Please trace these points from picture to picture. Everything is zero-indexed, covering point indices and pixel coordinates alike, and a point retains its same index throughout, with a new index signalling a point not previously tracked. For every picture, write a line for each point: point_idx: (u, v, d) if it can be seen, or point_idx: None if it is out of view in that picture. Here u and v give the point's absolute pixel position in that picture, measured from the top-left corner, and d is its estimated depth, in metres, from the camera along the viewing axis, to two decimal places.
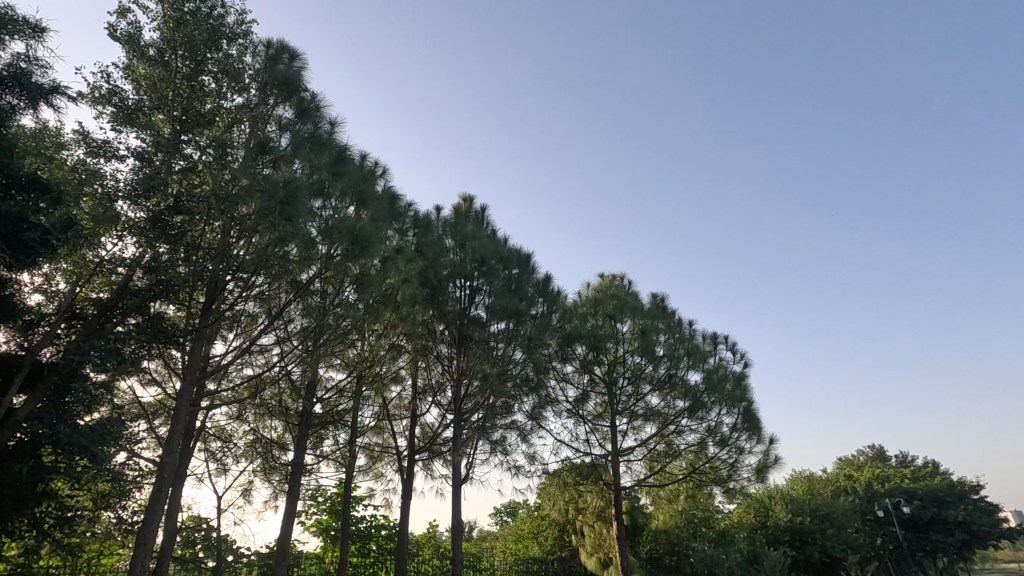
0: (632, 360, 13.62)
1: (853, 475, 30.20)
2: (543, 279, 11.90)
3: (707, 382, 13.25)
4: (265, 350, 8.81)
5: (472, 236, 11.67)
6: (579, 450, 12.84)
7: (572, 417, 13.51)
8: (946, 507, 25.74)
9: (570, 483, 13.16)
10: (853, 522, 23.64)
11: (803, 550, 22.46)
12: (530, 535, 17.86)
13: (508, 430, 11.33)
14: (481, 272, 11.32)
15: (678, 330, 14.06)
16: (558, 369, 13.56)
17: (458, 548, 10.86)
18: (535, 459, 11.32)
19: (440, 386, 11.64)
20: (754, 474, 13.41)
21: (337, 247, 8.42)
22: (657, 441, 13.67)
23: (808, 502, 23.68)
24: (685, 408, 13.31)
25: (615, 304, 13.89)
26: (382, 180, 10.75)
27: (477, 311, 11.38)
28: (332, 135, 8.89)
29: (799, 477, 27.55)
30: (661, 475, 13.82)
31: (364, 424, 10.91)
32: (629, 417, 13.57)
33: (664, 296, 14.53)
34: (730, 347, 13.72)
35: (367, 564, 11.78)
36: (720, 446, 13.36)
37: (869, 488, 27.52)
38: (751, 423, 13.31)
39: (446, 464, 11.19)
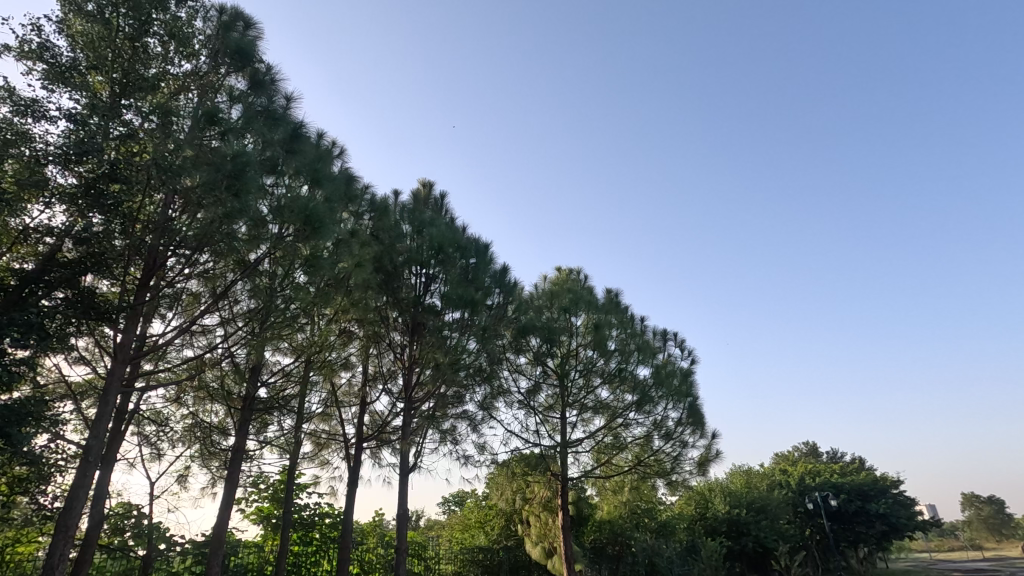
0: (585, 353, 13.81)
1: (787, 469, 31.76)
2: (500, 270, 11.89)
3: (656, 377, 13.57)
4: (207, 331, 8.44)
5: (430, 223, 11.48)
6: (528, 441, 12.95)
7: (523, 408, 13.60)
8: (869, 501, 27.37)
9: (518, 473, 13.25)
10: (785, 514, 24.85)
11: (738, 541, 23.45)
12: (478, 524, 17.83)
13: (458, 419, 11.32)
14: (437, 260, 11.18)
15: (630, 325, 14.34)
16: (511, 360, 13.59)
17: (404, 537, 10.76)
18: (484, 449, 11.32)
19: (392, 373, 11.52)
20: (695, 467, 13.86)
21: (288, 227, 8.18)
22: (605, 433, 13.91)
23: (745, 495, 24.78)
24: (633, 401, 13.62)
25: (570, 297, 14.01)
26: (339, 160, 10.41)
27: (432, 300, 11.23)
28: (287, 111, 8.67)
29: (737, 471, 28.79)
30: (608, 467, 14.13)
31: (311, 410, 10.61)
32: (579, 409, 13.77)
33: (619, 292, 14.77)
34: (678, 343, 14.11)
35: (309, 553, 11.56)
36: (664, 440, 13.74)
37: (802, 482, 29.01)
38: (695, 417, 13.74)
39: (394, 452, 11.05)
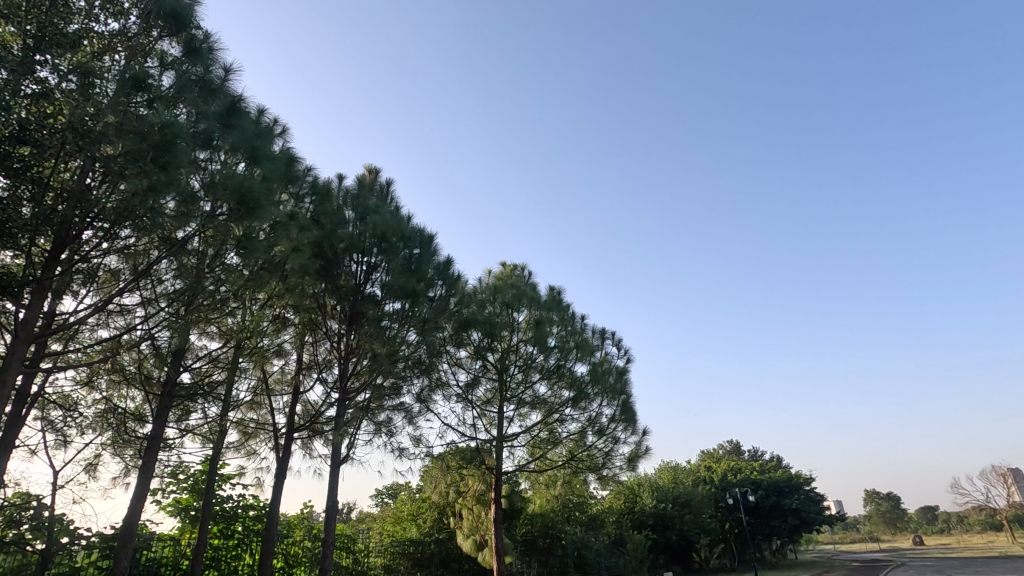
0: (525, 349, 13.93)
1: (712, 466, 33.30)
2: (444, 262, 11.80)
3: (592, 374, 13.89)
4: (126, 311, 7.94)
5: (374, 210, 11.23)
6: (464, 434, 12.95)
7: (461, 402, 13.58)
8: (784, 497, 29.13)
9: (453, 467, 13.20)
10: (708, 509, 26.08)
11: (663, 534, 24.50)
12: (410, 516, 17.64)
13: (394, 411, 11.15)
14: (380, 249, 10.96)
15: (570, 323, 14.59)
16: (451, 353, 13.52)
17: (331, 530, 10.53)
18: (420, 442, 11.22)
19: (328, 362, 11.25)
20: (626, 463, 14.32)
21: (222, 206, 7.82)
22: (541, 428, 14.10)
23: (672, 490, 25.83)
24: (570, 397, 13.88)
25: (513, 293, 14.11)
26: (280, 139, 9.90)
27: (372, 289, 10.99)
28: (225, 83, 8.22)
29: (665, 467, 29.98)
30: (542, 461, 14.37)
31: (240, 398, 10.05)
32: (516, 404, 13.92)
33: (561, 290, 15.00)
34: (615, 342, 14.52)
35: (229, 546, 11.09)
36: (597, 436, 14.08)
37: (724, 478, 30.54)
38: (628, 414, 14.19)
39: (326, 443, 10.77)
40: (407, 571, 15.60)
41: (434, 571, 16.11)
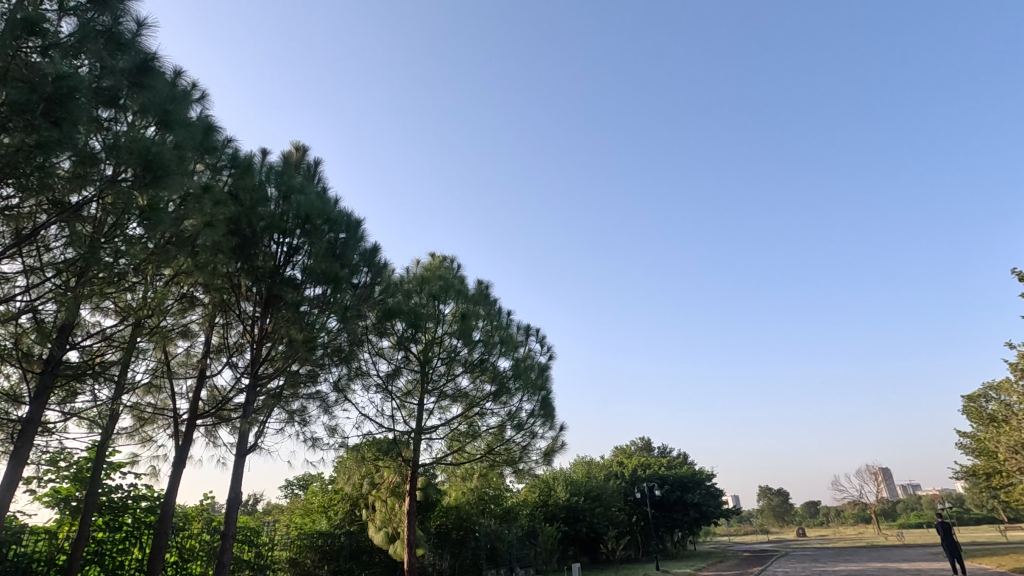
0: (449, 342, 13.86)
1: (624, 461, 34.79)
2: (371, 248, 11.50)
3: (515, 369, 14.04)
4: (4, 279, 7.13)
5: (299, 189, 10.76)
6: (381, 425, 12.70)
7: (380, 392, 13.29)
8: (688, 491, 30.94)
9: (368, 458, 12.91)
10: (617, 502, 27.21)
11: (574, 526, 25.35)
12: (320, 508, 17.16)
13: (309, 400, 10.76)
14: (303, 231, 10.50)
15: (496, 317, 14.68)
16: (373, 342, 13.20)
17: (232, 522, 9.99)
18: (335, 432, 10.86)
19: (239, 346, 10.68)
20: (542, 457, 14.62)
21: (125, 170, 7.15)
22: (461, 421, 14.08)
23: (584, 484, 26.72)
24: (491, 391, 13.95)
25: (441, 285, 13.99)
26: (198, 105, 9.18)
27: (292, 272, 10.49)
28: (136, 39, 7.59)
29: (580, 461, 31.00)
30: (460, 454, 14.42)
31: (136, 381, 9.25)
32: (437, 396, 13.83)
33: (489, 284, 15.05)
34: (539, 339, 14.78)
35: (115, 540, 10.28)
36: (516, 430, 14.28)
37: (634, 473, 32.00)
38: (546, 410, 14.50)
39: (232, 431, 10.24)
40: (314, 565, 15.12)
41: (343, 564, 15.73)
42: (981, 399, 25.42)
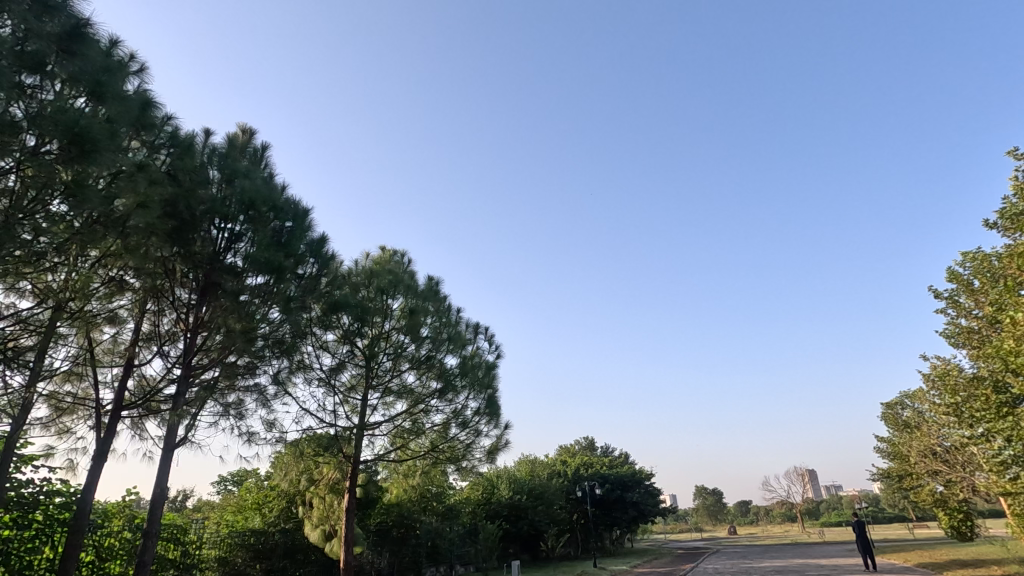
0: (396, 337, 13.69)
1: (567, 460, 35.29)
2: (318, 239, 11.19)
3: (462, 367, 14.01)
4: None
5: (244, 174, 10.35)
6: (322, 420, 12.37)
7: (323, 387, 12.95)
8: (627, 490, 31.76)
9: (307, 454, 12.54)
10: (559, 500, 27.59)
11: (515, 524, 25.54)
12: (254, 505, 16.49)
13: (246, 393, 10.37)
14: (246, 217, 10.09)
15: (445, 314, 14.63)
16: (316, 335, 12.83)
17: (156, 520, 9.49)
18: (272, 426, 10.50)
19: (173, 335, 10.16)
20: (485, 455, 14.65)
21: (50, 143, 6.67)
22: (405, 418, 13.91)
23: (527, 482, 26.99)
24: (437, 389, 13.86)
25: (390, 279, 13.77)
26: (135, 78, 8.67)
27: (233, 260, 10.06)
28: (67, 3, 7.08)
29: (524, 460, 31.23)
30: (403, 451, 14.33)
31: (54, 368, 8.64)
32: (382, 392, 13.63)
33: (439, 281, 14.93)
34: (488, 337, 14.80)
35: (24, 538, 9.59)
36: (460, 428, 14.25)
37: (576, 472, 32.55)
38: (492, 408, 14.53)
39: (161, 424, 9.72)
40: (245, 564, 14.56)
41: (276, 563, 15.27)
42: (897, 406, 27.29)
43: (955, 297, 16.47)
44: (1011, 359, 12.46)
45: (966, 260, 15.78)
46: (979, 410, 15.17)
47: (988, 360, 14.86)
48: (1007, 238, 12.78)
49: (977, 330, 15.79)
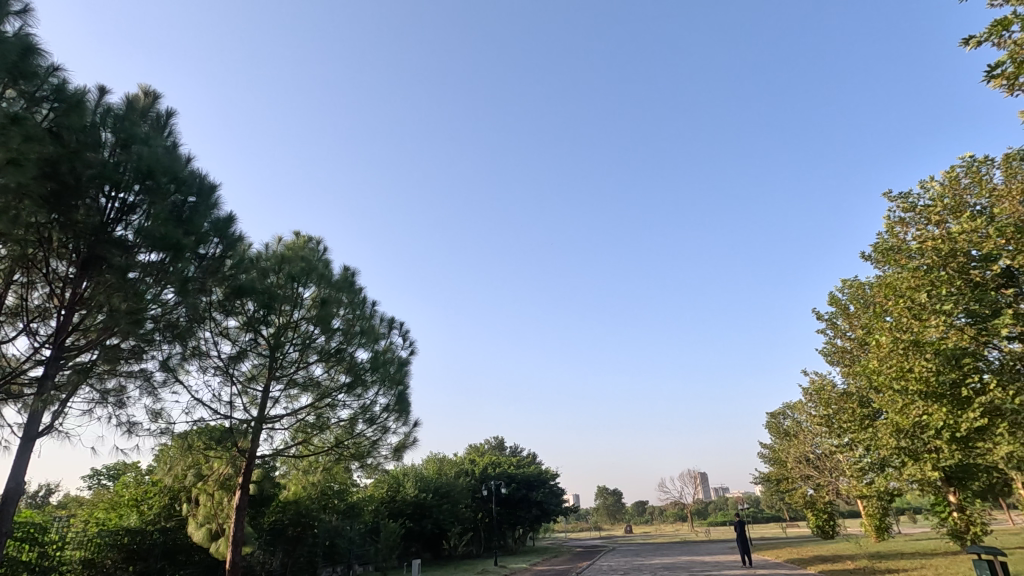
0: (305, 327, 13.11)
1: (476, 459, 35.38)
2: (224, 218, 10.45)
3: (373, 361, 13.64)
4: None
5: (143, 140, 9.42)
6: (217, 412, 11.55)
7: (219, 376, 12.10)
8: (533, 490, 32.39)
9: (197, 448, 11.63)
10: (465, 499, 27.62)
11: (419, 522, 25.29)
12: (131, 502, 15.01)
13: (129, 378, 9.50)
14: (143, 187, 9.19)
15: (359, 307, 14.21)
16: (216, 321, 11.98)
17: (8, 518, 8.40)
18: (157, 416, 9.67)
19: (44, 311, 9.09)
20: (391, 452, 14.34)
21: None
22: (309, 412, 13.32)
23: (434, 480, 26.79)
24: (345, 383, 13.39)
25: (302, 267, 13.14)
26: (17, 21, 7.66)
27: (123, 233, 9.16)
28: None
29: (432, 458, 30.95)
30: (305, 446, 13.75)
31: None
32: (285, 384, 12.97)
33: (355, 272, 14.46)
34: (402, 333, 14.52)
35: None
36: (367, 424, 13.85)
37: (484, 471, 32.67)
38: (402, 405, 14.25)
39: (22, 410, 8.62)
40: (115, 566, 13.34)
41: (153, 564, 14.14)
42: (779, 416, 29.83)
43: (833, 319, 18.29)
44: (874, 377, 14.07)
45: (844, 287, 17.60)
46: (846, 421, 16.95)
47: (856, 377, 16.67)
48: (878, 269, 14.40)
49: (850, 350, 17.64)
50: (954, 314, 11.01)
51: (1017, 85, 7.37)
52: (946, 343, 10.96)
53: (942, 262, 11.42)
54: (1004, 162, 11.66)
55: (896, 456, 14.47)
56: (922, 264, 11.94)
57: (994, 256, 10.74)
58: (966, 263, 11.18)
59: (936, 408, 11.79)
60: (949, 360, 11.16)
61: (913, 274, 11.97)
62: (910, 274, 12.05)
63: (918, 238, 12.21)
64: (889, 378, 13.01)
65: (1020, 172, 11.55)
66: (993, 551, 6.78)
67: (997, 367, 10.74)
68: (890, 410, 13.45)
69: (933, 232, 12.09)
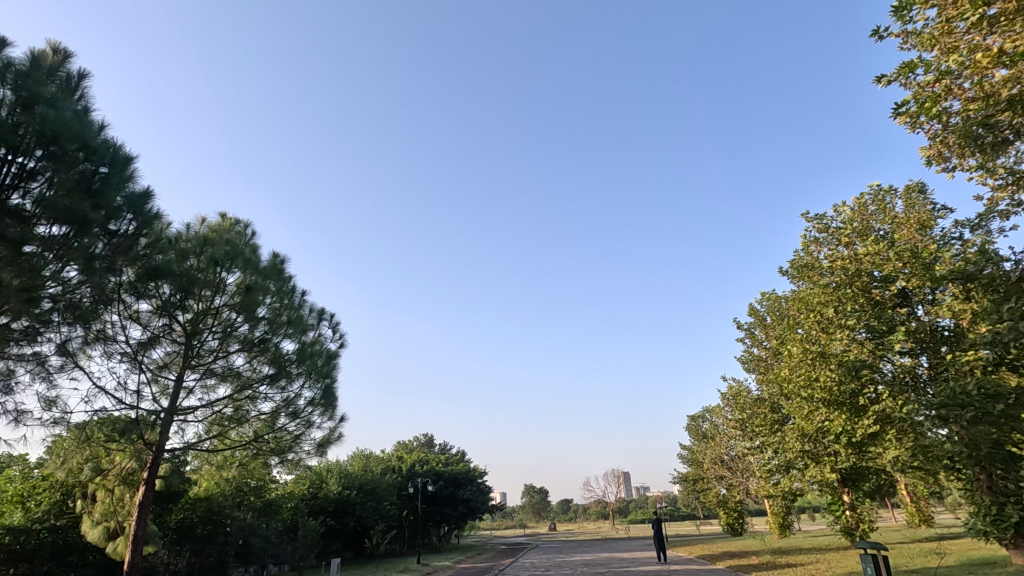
0: (227, 314, 12.41)
1: (404, 456, 34.80)
2: (140, 193, 9.70)
3: (299, 353, 13.09)
4: None
5: (49, 101, 8.55)
6: (121, 401, 10.70)
7: (127, 363, 11.22)
8: (460, 487, 32.25)
9: (96, 440, 10.73)
10: (390, 496, 27.10)
11: (341, 520, 24.64)
12: (15, 498, 13.15)
13: (20, 362, 8.66)
14: (47, 153, 8.38)
15: (287, 295, 13.62)
16: (125, 304, 11.10)
17: None
18: (52, 405, 8.84)
19: None
20: (314, 448, 13.84)
21: None
22: (226, 404, 12.62)
23: (359, 477, 26.12)
24: (268, 374, 12.78)
25: (227, 250, 12.39)
26: None
27: (20, 202, 8.30)
28: None
29: (358, 455, 30.15)
30: (220, 440, 13.04)
31: None
32: (201, 373, 12.23)
33: (285, 259, 13.84)
34: (332, 325, 14.04)
35: None
36: (290, 418, 13.28)
37: (411, 468, 32.14)
38: (328, 399, 13.77)
39: None
40: None
41: (38, 566, 13.07)
42: (699, 419, 31.30)
43: (752, 329, 19.39)
44: (785, 385, 15.04)
45: (763, 299, 18.73)
46: (758, 425, 18.04)
47: (769, 384, 17.76)
48: (794, 284, 15.40)
49: (764, 359, 18.79)
50: (856, 328, 11.96)
51: (919, 123, 8.11)
52: (848, 354, 11.85)
53: (849, 280, 12.37)
54: (905, 193, 12.79)
55: (800, 459, 15.57)
56: (831, 281, 12.83)
57: (893, 278, 11.89)
58: (869, 283, 12.19)
59: (836, 415, 12.75)
60: (850, 371, 11.80)
61: (823, 290, 12.82)
62: (821, 290, 12.91)
63: (830, 257, 13.16)
64: (798, 386, 13.94)
65: (918, 202, 12.69)
66: (878, 545, 7.38)
67: (889, 378, 11.74)
68: (797, 416, 14.41)
69: (842, 253, 13.06)
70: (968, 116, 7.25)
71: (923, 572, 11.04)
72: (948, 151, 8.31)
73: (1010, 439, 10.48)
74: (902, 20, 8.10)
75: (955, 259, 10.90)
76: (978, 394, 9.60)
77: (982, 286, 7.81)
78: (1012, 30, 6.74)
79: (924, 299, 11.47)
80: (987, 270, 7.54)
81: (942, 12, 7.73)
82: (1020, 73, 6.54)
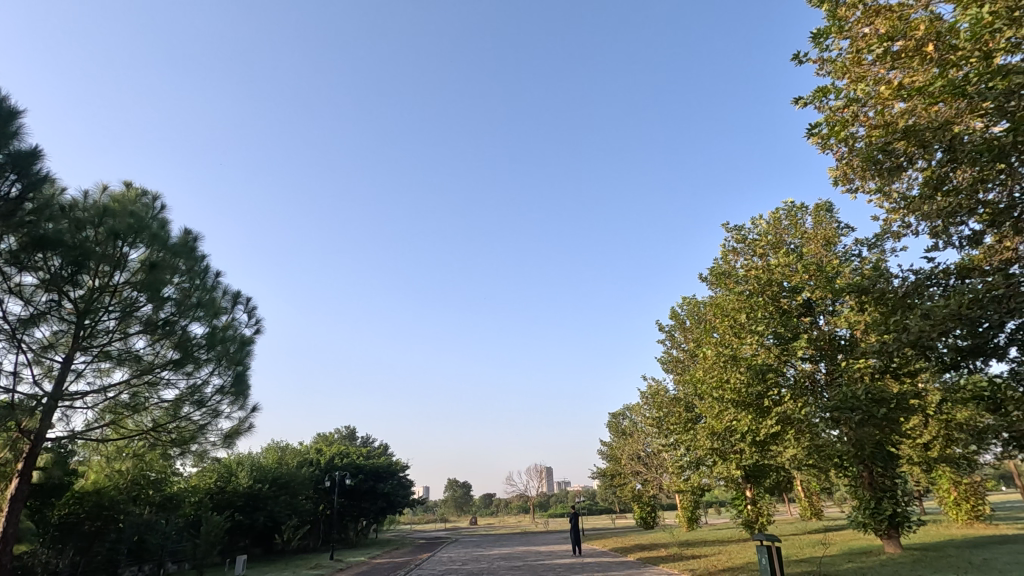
0: (128, 293, 11.37)
1: (322, 448, 33.59)
2: (29, 153, 8.70)
3: (209, 338, 12.25)
4: None
5: None
6: None
7: (3, 342, 10.03)
8: (380, 481, 31.55)
9: None
10: (306, 490, 26.09)
11: (250, 515, 23.49)
12: None
13: None
14: None
15: (198, 276, 12.76)
16: (4, 276, 9.90)
17: None
18: None
19: None
20: (221, 439, 13.00)
21: None
22: (122, 390, 11.58)
23: (272, 470, 24.94)
24: (173, 359, 11.85)
25: (131, 223, 11.34)
26: None
27: None
28: None
29: (272, 447, 28.75)
30: (114, 429, 11.97)
31: None
32: (95, 356, 11.16)
33: (198, 236, 12.91)
34: (247, 310, 13.26)
35: None
36: (195, 407, 12.41)
37: (329, 461, 31.07)
38: (238, 388, 12.97)
39: None
40: None
41: None
42: (620, 416, 32.35)
43: (672, 332, 20.19)
44: (699, 386, 15.77)
45: (684, 303, 19.56)
46: (672, 424, 18.83)
47: (685, 385, 18.60)
48: (712, 290, 16.11)
49: (682, 360, 19.65)
50: (764, 334, 12.69)
51: (829, 145, 8.67)
52: (757, 357, 12.60)
53: (761, 288, 13.09)
54: (815, 211, 13.73)
55: (710, 456, 16.42)
56: (745, 288, 13.34)
57: (800, 289, 12.81)
58: (778, 292, 12.99)
59: (743, 415, 13.32)
60: (757, 373, 12.49)
61: (738, 297, 13.24)
62: (735, 296, 13.31)
63: (746, 266, 13.86)
64: (710, 387, 14.61)
65: (825, 220, 13.67)
66: (772, 537, 7.91)
67: (791, 382, 12.60)
68: (709, 415, 15.14)
69: (757, 263, 13.82)
70: (871, 142, 7.81)
71: (809, 561, 11.94)
72: (852, 173, 8.95)
73: (889, 440, 11.53)
74: (819, 47, 8.62)
75: (852, 274, 11.99)
76: (866, 398, 10.46)
77: (873, 300, 8.46)
78: (910, 67, 7.34)
79: (825, 309, 12.61)
80: (879, 285, 8.18)
81: (853, 44, 8.30)
82: (915, 107, 7.14)
